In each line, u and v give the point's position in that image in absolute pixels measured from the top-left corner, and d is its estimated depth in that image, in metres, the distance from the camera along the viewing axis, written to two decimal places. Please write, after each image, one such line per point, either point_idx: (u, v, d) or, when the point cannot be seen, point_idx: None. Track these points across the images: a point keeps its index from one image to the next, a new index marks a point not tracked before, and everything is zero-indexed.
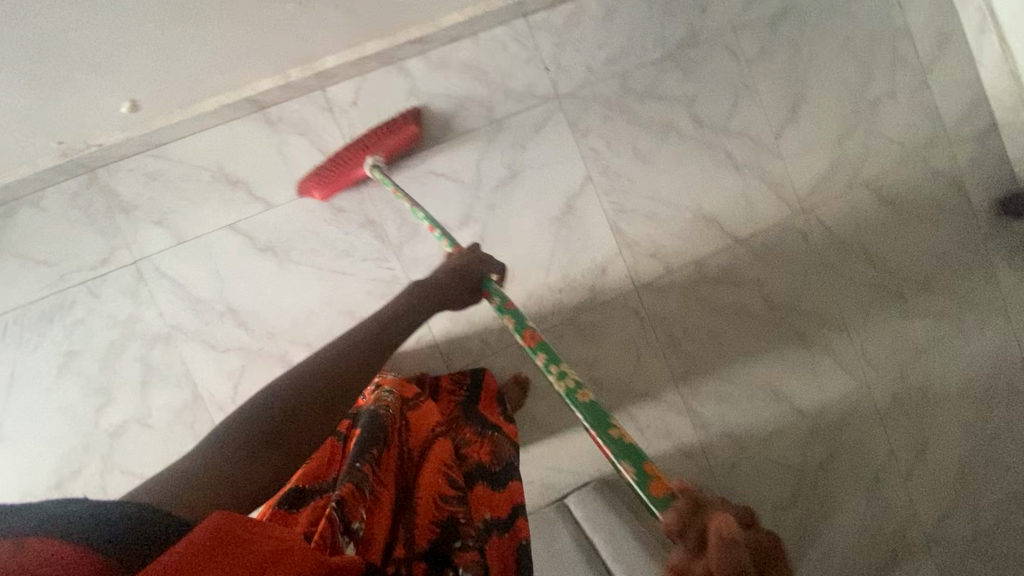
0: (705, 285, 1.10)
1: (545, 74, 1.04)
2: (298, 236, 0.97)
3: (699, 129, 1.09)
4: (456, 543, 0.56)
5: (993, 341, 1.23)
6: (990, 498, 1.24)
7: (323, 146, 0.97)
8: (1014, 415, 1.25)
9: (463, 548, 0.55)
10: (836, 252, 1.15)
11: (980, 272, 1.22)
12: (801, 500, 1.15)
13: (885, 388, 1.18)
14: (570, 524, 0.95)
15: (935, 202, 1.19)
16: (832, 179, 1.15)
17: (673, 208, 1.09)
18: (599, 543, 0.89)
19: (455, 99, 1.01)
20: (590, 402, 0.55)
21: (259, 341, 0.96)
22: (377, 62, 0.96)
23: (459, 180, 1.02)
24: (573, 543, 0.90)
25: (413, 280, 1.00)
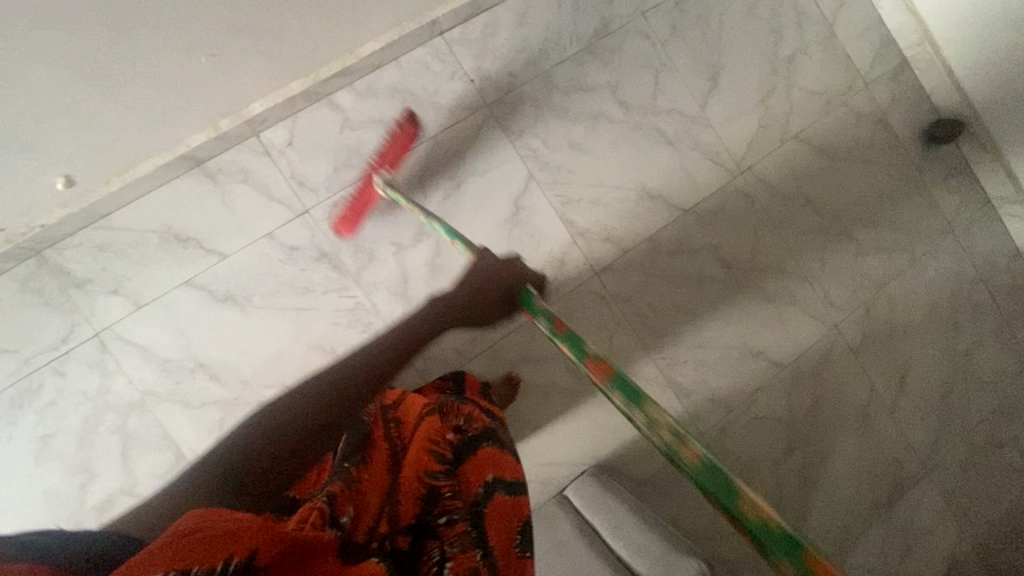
0: (661, 259, 1.13)
1: (471, 85, 1.07)
2: (256, 281, 0.98)
3: (627, 113, 1.14)
4: (444, 518, 0.57)
5: (947, 263, 1.27)
6: (977, 415, 1.26)
7: (266, 189, 0.99)
8: (982, 330, 1.28)
9: (451, 523, 0.56)
10: (781, 205, 1.19)
11: (921, 200, 1.26)
12: (796, 451, 1.16)
13: (854, 327, 1.21)
14: (571, 513, 0.96)
15: (865, 144, 1.24)
16: (764, 137, 1.19)
17: (617, 191, 1.12)
18: (600, 526, 0.91)
19: (388, 123, 1.04)
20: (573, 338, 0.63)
21: (234, 390, 0.96)
22: (305, 100, 0.99)
23: (405, 199, 1.03)
24: (575, 530, 0.91)
25: (377, 304, 1.01)
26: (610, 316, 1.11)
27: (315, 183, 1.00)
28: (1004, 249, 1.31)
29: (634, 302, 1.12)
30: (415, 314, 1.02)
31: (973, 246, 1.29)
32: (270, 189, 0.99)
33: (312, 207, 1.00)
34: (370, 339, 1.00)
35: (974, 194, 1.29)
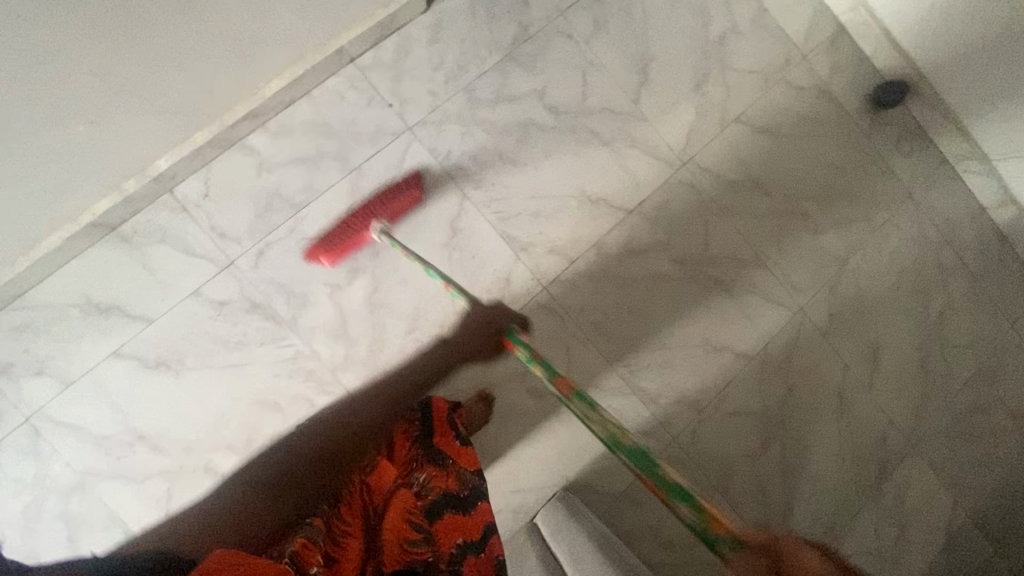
0: (610, 263, 1.09)
1: (390, 110, 1.03)
2: (187, 342, 0.94)
3: (558, 118, 1.09)
4: None
5: (909, 229, 1.23)
6: (957, 381, 1.23)
7: (187, 246, 0.95)
8: (953, 293, 1.25)
9: None
10: (728, 193, 1.15)
11: (875, 168, 1.22)
12: (774, 442, 1.12)
13: (819, 308, 1.17)
14: (537, 543, 0.92)
15: (809, 118, 1.20)
16: (702, 125, 1.15)
17: (557, 200, 1.08)
18: (559, 553, 0.85)
19: (307, 160, 1.00)
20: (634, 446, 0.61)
21: (178, 458, 0.93)
22: (215, 149, 0.95)
23: (334, 237, 0.99)
24: (541, 561, 0.88)
25: (317, 349, 0.97)
26: (565, 331, 1.07)
27: (237, 233, 0.96)
28: (967, 207, 1.27)
29: (588, 314, 1.08)
30: (358, 355, 0.99)
31: (934, 208, 1.25)
32: (191, 245, 0.95)
33: (237, 257, 0.96)
34: (315, 388, 0.97)
35: (930, 155, 1.25)
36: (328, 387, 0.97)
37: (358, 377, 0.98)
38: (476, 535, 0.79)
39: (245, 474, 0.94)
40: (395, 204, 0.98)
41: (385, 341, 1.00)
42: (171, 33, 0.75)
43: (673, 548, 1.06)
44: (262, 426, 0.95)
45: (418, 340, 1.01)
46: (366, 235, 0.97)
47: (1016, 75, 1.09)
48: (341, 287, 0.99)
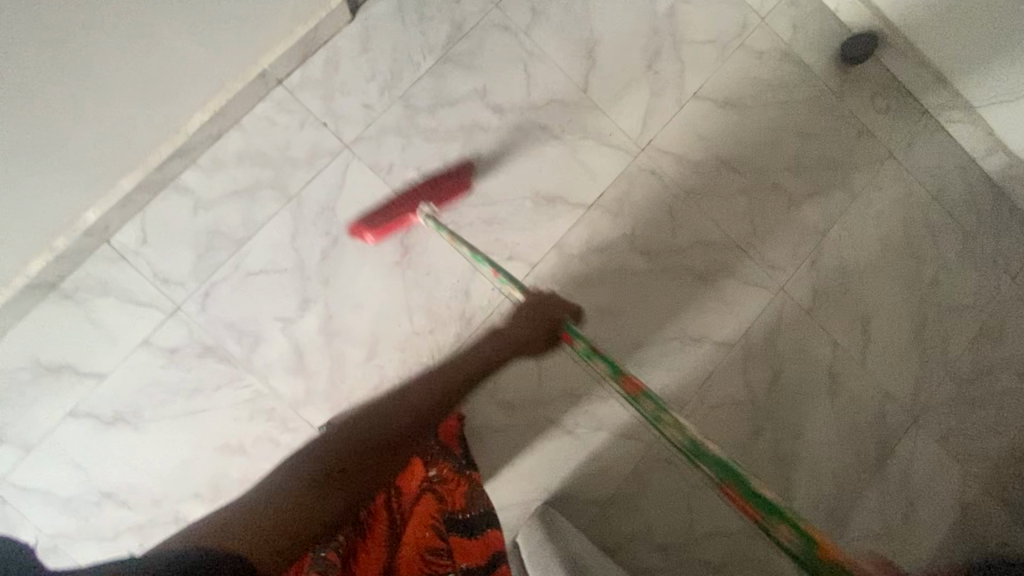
0: (573, 264, 1.04)
1: (325, 129, 0.99)
2: (142, 394, 0.92)
3: (502, 117, 1.04)
4: None
5: (892, 190, 1.16)
6: (957, 345, 1.16)
7: (131, 295, 0.92)
8: (947, 251, 1.17)
9: None
10: (694, 175, 1.09)
11: (850, 129, 1.15)
12: (765, 431, 1.08)
13: (802, 284, 1.11)
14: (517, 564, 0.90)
15: (774, 84, 1.13)
16: (658, 106, 1.09)
17: (510, 203, 1.03)
18: None
19: (244, 192, 0.96)
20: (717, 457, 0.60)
21: (147, 512, 0.91)
22: (146, 193, 0.92)
23: (281, 269, 0.96)
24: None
25: (276, 387, 0.95)
26: (531, 338, 1.02)
27: (180, 276, 0.93)
28: (954, 160, 1.19)
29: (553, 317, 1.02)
30: (318, 388, 0.96)
31: (918, 164, 1.17)
32: (134, 294, 0.92)
33: (183, 301, 0.93)
34: (279, 426, 0.94)
35: (910, 108, 1.17)
36: (291, 424, 0.95)
37: (321, 410, 0.96)
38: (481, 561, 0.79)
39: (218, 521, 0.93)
40: (442, 193, 0.99)
41: (345, 370, 0.97)
42: (58, 83, 0.73)
43: (667, 552, 1.02)
44: (229, 471, 0.93)
45: (380, 365, 0.98)
46: (412, 218, 0.98)
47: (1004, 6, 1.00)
48: (293, 320, 0.96)
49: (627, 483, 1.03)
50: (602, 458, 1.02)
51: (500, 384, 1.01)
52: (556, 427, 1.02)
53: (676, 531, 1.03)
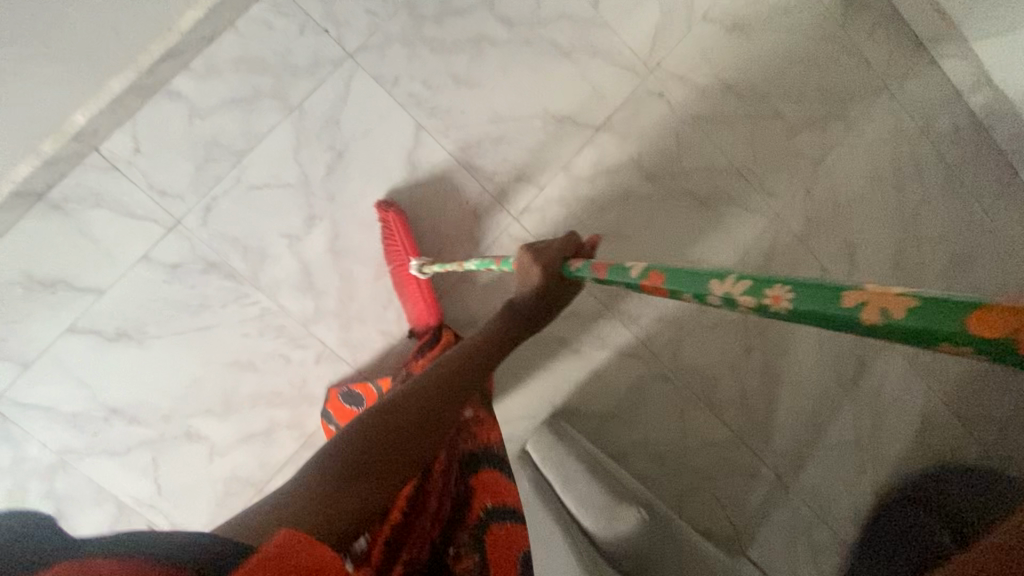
0: (581, 187, 1.05)
1: (327, 36, 0.93)
2: (145, 310, 0.89)
3: (511, 30, 1.00)
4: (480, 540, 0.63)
5: (885, 121, 1.19)
6: (932, 272, 1.24)
7: (127, 209, 0.88)
8: (929, 183, 1.23)
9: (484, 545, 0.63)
10: (700, 98, 1.09)
11: (849, 57, 1.16)
12: (755, 350, 1.14)
13: (797, 212, 1.15)
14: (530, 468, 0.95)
15: (781, 8, 1.12)
16: (668, 27, 1.07)
17: (520, 122, 1.01)
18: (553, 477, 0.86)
19: (243, 102, 0.91)
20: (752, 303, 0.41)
21: (158, 428, 0.91)
22: (135, 97, 0.85)
23: (284, 184, 0.92)
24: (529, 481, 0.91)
25: (286, 304, 0.93)
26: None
27: (179, 189, 0.89)
28: (942, 94, 1.23)
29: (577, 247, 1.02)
30: (329, 306, 0.95)
31: (909, 96, 1.21)
32: (131, 207, 0.88)
33: (183, 215, 0.90)
34: (289, 343, 0.94)
35: (905, 40, 1.20)
36: (302, 341, 0.94)
37: (332, 328, 0.95)
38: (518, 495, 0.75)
39: (231, 436, 0.93)
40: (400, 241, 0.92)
41: (354, 289, 0.96)
42: None
43: (662, 460, 1.10)
44: (239, 388, 0.93)
45: (390, 286, 0.97)
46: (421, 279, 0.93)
47: None
48: (300, 238, 0.93)
49: (627, 396, 1.09)
50: (604, 373, 1.07)
51: None
52: (561, 344, 1.06)
53: (671, 438, 1.10)
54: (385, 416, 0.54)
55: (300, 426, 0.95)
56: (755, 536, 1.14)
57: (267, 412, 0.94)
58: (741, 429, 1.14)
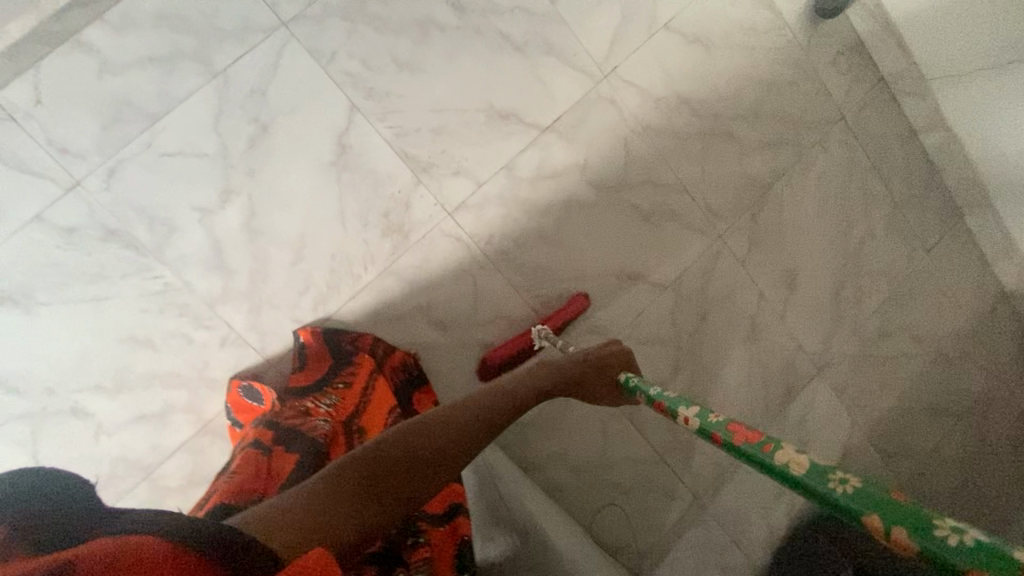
0: (522, 189, 1.02)
1: (259, 1, 0.87)
2: (33, 273, 0.83)
3: (461, 17, 0.95)
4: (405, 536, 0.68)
5: (838, 152, 1.19)
6: (869, 308, 1.25)
7: (21, 162, 0.81)
8: (875, 219, 1.23)
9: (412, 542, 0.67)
10: (653, 109, 1.07)
11: (809, 84, 1.15)
12: (684, 369, 1.13)
13: (740, 235, 1.14)
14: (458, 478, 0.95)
15: (744, 27, 1.10)
16: (627, 32, 1.04)
17: (463, 116, 0.97)
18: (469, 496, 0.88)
19: (162, 63, 0.85)
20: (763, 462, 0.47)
21: (39, 401, 0.85)
22: (39, 45, 0.79)
23: (200, 153, 0.87)
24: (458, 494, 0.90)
25: (191, 282, 0.88)
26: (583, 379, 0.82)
27: (81, 148, 0.83)
28: (898, 131, 1.23)
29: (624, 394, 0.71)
30: (238, 288, 0.90)
31: (865, 131, 1.20)
32: (26, 161, 0.82)
33: (83, 176, 0.83)
34: (192, 323, 0.89)
35: (867, 74, 1.19)
36: (207, 322, 0.89)
37: (240, 311, 0.90)
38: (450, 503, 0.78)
39: (120, 415, 0.88)
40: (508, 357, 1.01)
41: (268, 273, 0.91)
42: None
43: (580, 472, 1.09)
44: (134, 365, 0.87)
45: (308, 272, 0.93)
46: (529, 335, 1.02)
47: None
48: (213, 213, 0.88)
49: (551, 406, 1.06)
50: None
51: (435, 302, 0.99)
52: (486, 348, 1.03)
53: (590, 452, 1.09)
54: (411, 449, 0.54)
55: (198, 410, 0.90)
56: (666, 555, 1.13)
57: (163, 392, 0.89)
58: (662, 447, 1.13)
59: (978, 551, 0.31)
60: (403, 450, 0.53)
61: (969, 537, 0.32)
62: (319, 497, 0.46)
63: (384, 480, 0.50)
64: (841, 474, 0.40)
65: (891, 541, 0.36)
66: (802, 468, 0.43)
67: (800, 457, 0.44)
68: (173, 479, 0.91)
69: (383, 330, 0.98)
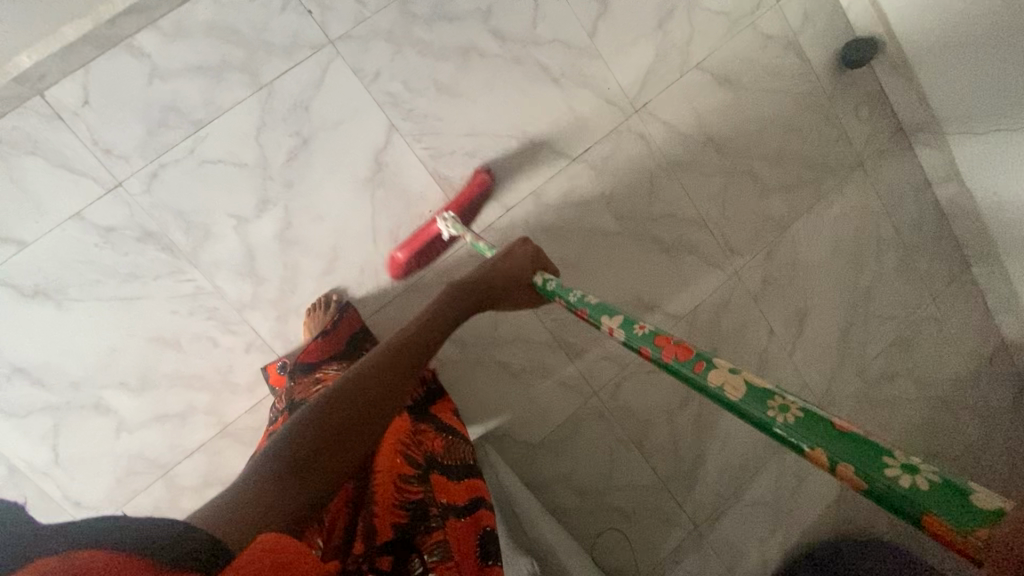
0: (549, 215, 1.04)
1: (309, 18, 0.89)
2: (69, 269, 0.84)
3: (502, 45, 0.98)
4: (419, 525, 0.68)
5: (855, 197, 1.22)
6: (874, 350, 1.28)
7: (66, 161, 0.83)
8: (885, 263, 1.26)
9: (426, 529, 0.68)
10: (679, 146, 1.09)
11: (830, 130, 1.18)
12: (693, 400, 1.15)
13: (755, 272, 1.16)
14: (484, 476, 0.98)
15: (772, 71, 1.13)
16: (659, 70, 1.07)
17: (497, 140, 1.00)
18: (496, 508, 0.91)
19: (210, 72, 0.86)
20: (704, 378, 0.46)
21: (63, 395, 0.86)
22: (91, 46, 0.80)
23: (240, 162, 0.89)
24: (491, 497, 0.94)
25: (222, 287, 0.90)
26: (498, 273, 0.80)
27: (125, 150, 0.85)
28: (912, 180, 1.26)
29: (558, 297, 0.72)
30: (268, 295, 0.92)
31: (881, 178, 1.23)
32: (71, 160, 0.83)
33: (126, 178, 0.85)
34: (220, 327, 0.90)
35: (886, 124, 1.23)
36: (234, 327, 0.91)
37: (267, 318, 0.92)
38: (464, 499, 0.78)
39: (142, 414, 0.89)
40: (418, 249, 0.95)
41: (297, 282, 0.93)
42: None
43: (586, 495, 1.10)
44: (159, 365, 0.89)
45: (336, 284, 0.95)
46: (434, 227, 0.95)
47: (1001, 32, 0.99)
48: (249, 221, 0.90)
49: (561, 429, 1.08)
50: (540, 404, 1.06)
51: None
52: (503, 368, 1.04)
53: (597, 476, 1.11)
54: (339, 417, 0.56)
55: (219, 413, 0.92)
56: None
57: (186, 394, 0.90)
58: (666, 474, 1.15)
59: (933, 491, 0.31)
60: (325, 422, 0.56)
61: (922, 475, 0.32)
62: (253, 482, 0.50)
63: (317, 452, 0.54)
64: (782, 400, 0.40)
65: (835, 473, 0.36)
66: (741, 395, 0.42)
67: (741, 383, 0.43)
68: (189, 480, 0.92)
69: None
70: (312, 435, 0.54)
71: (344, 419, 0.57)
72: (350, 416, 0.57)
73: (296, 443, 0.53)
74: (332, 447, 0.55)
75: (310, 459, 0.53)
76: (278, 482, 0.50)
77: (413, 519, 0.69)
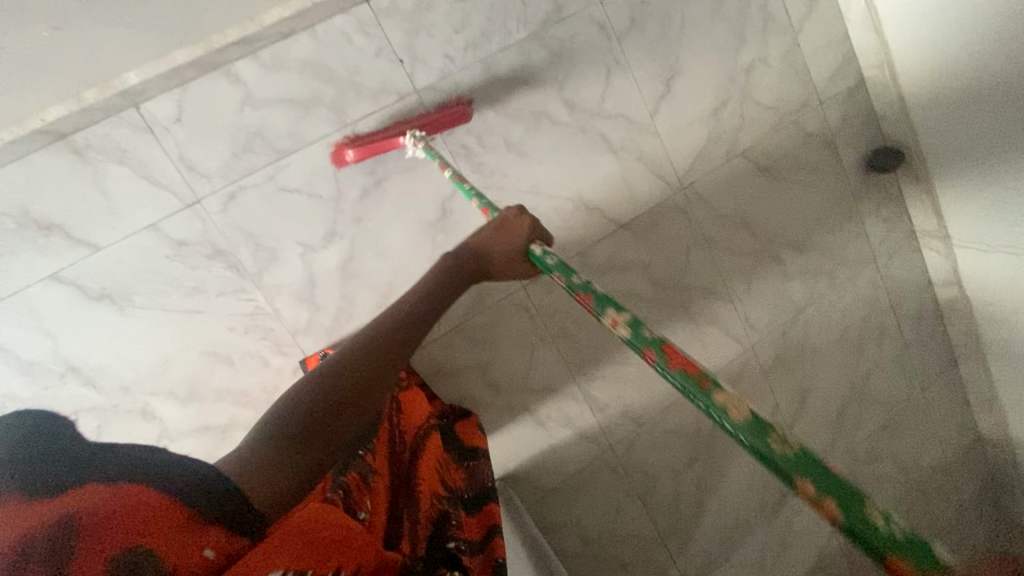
0: (592, 274, 1.10)
1: (399, 67, 0.93)
2: (137, 278, 0.86)
3: (572, 114, 1.04)
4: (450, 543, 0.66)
5: (866, 290, 1.31)
6: (865, 431, 1.37)
7: (150, 174, 0.85)
8: (884, 352, 1.36)
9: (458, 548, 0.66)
10: (718, 226, 1.17)
11: (851, 225, 1.28)
12: (698, 462, 1.21)
13: (769, 348, 1.24)
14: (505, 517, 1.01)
15: (809, 166, 1.22)
16: (709, 152, 1.14)
17: (553, 201, 1.05)
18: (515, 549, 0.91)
19: (300, 106, 0.90)
20: (683, 376, 0.47)
21: (113, 398, 0.88)
22: (194, 70, 0.83)
23: (315, 194, 0.92)
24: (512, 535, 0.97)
25: (281, 309, 0.93)
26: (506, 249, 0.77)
27: (207, 169, 0.87)
28: (917, 279, 1.37)
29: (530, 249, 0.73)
30: (322, 322, 0.95)
31: (890, 275, 1.33)
32: (154, 173, 0.85)
33: (205, 197, 0.88)
34: (272, 348, 0.94)
35: (900, 227, 1.33)
36: (285, 349, 0.94)
37: (318, 343, 0.96)
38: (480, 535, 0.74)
39: (186, 423, 0.92)
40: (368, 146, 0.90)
41: (351, 312, 0.97)
42: None
43: (588, 542, 1.16)
44: (209, 379, 0.92)
45: None
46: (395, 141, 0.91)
47: (997, 163, 1.10)
48: (315, 249, 0.93)
49: (574, 478, 1.13)
50: (559, 451, 1.11)
51: (494, 364, 1.05)
52: (529, 415, 1.08)
53: (601, 525, 1.16)
54: (331, 387, 0.59)
55: None
56: None
57: (230, 408, 0.93)
58: (664, 529, 1.21)
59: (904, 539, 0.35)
60: (311, 395, 0.57)
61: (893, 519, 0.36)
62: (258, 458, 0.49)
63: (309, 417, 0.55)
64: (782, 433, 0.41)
65: (817, 505, 0.38)
66: (743, 418, 0.42)
67: (741, 403, 0.43)
68: None
69: (441, 382, 1.03)
70: (306, 401, 0.56)
71: (351, 386, 0.60)
72: (358, 382, 0.61)
73: (316, 406, 0.56)
74: (314, 411, 0.56)
75: (309, 431, 0.54)
76: (273, 445, 0.51)
77: (444, 538, 0.67)
